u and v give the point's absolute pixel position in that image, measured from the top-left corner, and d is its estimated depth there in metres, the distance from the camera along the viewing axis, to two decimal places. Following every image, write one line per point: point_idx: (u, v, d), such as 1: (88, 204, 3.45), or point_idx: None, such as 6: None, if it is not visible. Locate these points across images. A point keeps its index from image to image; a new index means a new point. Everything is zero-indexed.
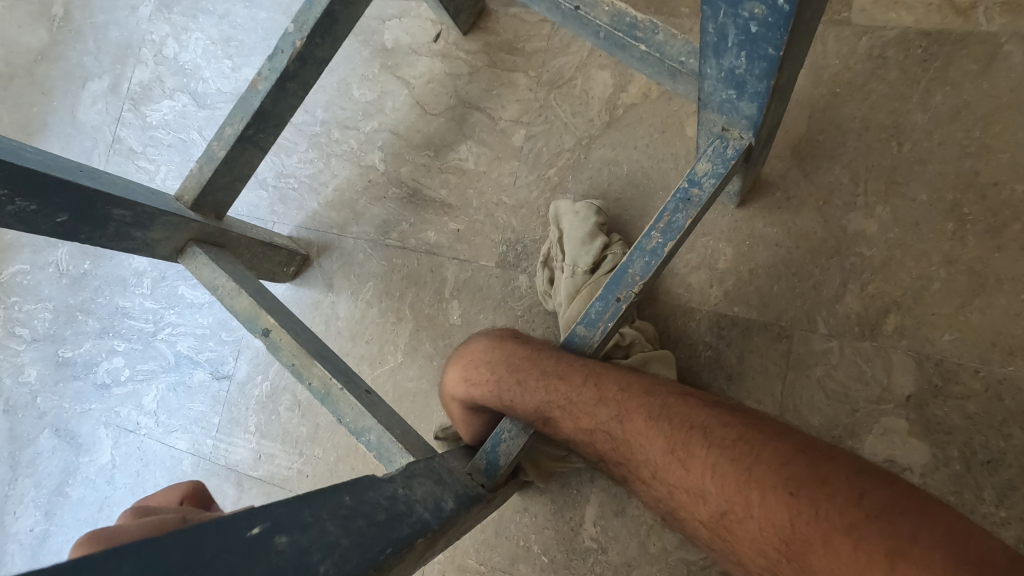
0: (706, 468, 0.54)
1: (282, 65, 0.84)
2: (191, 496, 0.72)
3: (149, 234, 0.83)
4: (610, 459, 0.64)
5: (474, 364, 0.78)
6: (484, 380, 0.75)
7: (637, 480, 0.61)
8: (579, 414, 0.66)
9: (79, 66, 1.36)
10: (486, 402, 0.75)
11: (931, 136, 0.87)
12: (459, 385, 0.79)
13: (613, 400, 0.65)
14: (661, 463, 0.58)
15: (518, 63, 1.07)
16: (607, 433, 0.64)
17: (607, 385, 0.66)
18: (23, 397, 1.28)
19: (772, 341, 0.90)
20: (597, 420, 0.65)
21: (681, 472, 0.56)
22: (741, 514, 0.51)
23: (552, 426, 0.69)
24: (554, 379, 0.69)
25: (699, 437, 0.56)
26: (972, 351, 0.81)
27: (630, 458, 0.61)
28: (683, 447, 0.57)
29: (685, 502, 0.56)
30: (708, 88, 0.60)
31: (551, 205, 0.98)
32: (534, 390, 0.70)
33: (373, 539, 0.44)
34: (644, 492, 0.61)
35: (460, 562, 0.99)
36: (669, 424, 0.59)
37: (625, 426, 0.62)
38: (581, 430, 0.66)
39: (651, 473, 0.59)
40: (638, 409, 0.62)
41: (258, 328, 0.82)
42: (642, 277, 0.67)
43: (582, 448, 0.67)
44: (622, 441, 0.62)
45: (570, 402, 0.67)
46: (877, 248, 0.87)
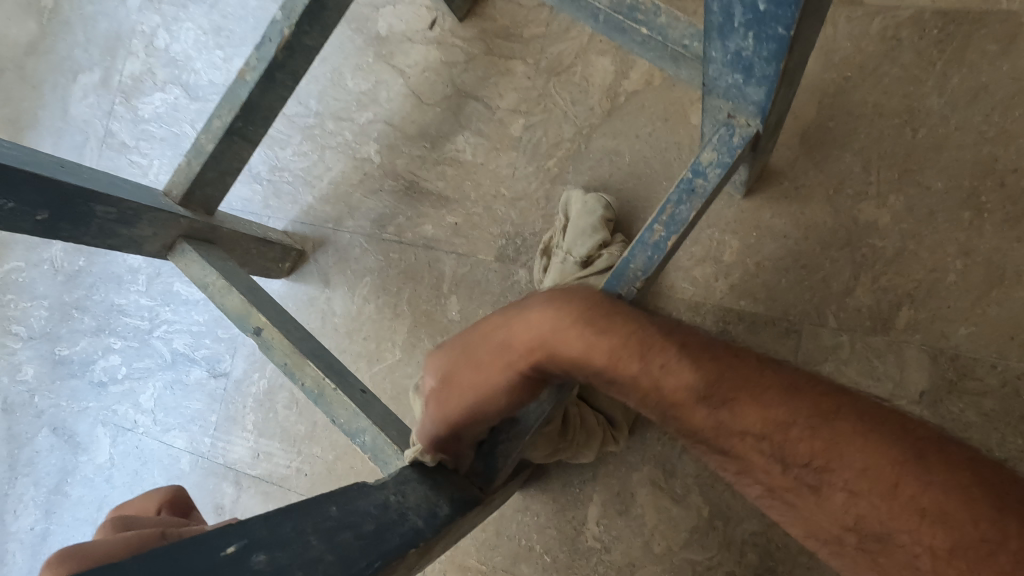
0: (945, 484, 0.41)
1: (269, 54, 0.81)
2: (169, 503, 0.70)
3: (135, 232, 0.81)
4: (794, 465, 0.45)
5: (598, 310, 0.53)
6: (618, 336, 0.51)
7: (827, 491, 0.44)
8: (766, 401, 0.47)
9: (68, 59, 1.33)
10: (606, 361, 0.51)
11: (947, 121, 0.83)
12: (558, 336, 0.53)
13: (807, 388, 0.47)
14: (878, 471, 0.43)
15: (515, 50, 1.03)
16: (803, 430, 0.45)
17: (792, 372, 0.49)
18: (20, 395, 1.27)
19: (781, 335, 0.87)
20: (791, 411, 0.46)
21: (912, 489, 0.42)
22: (990, 547, 0.39)
23: (714, 412, 0.48)
24: (721, 354, 0.50)
25: (930, 447, 0.43)
26: (989, 345, 0.78)
27: (827, 463, 0.44)
28: (914, 460, 0.42)
29: (909, 525, 0.41)
30: (713, 73, 0.57)
31: (565, 193, 0.96)
32: (701, 362, 0.49)
33: (360, 553, 0.42)
34: (827, 504, 0.44)
35: (460, 562, 0.97)
36: (889, 428, 0.44)
37: (830, 422, 0.45)
38: (763, 423, 0.46)
39: (863, 486, 0.43)
40: (844, 405, 0.46)
41: (249, 326, 0.80)
42: (645, 272, 0.63)
43: (742, 446, 0.47)
44: (826, 441, 0.44)
45: (751, 383, 0.48)
46: (891, 238, 0.83)
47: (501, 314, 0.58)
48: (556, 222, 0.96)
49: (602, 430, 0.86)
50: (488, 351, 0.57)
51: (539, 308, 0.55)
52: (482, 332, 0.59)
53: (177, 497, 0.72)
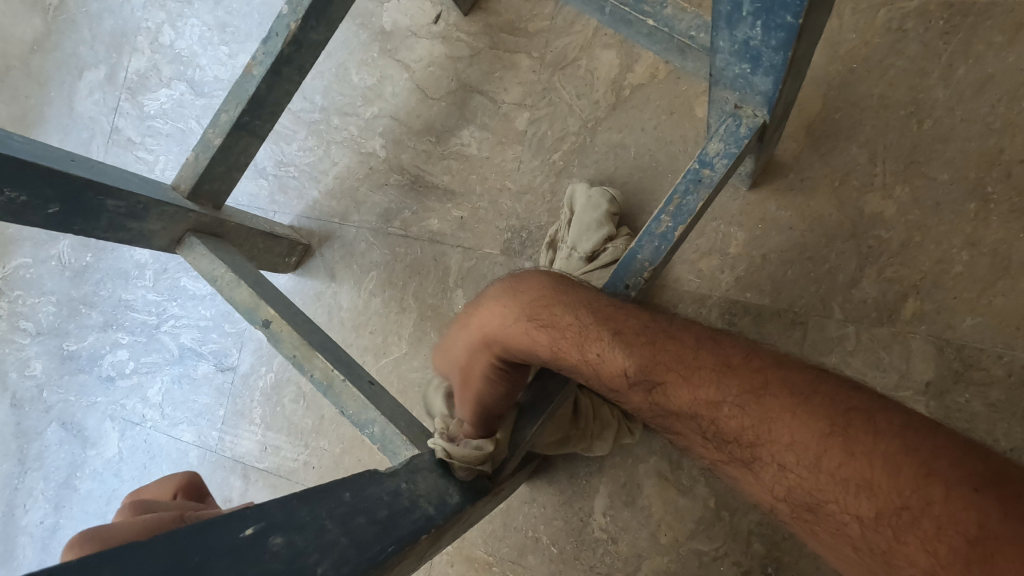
0: (867, 450, 0.38)
1: (276, 49, 0.82)
2: (185, 489, 0.71)
3: (145, 226, 0.82)
4: (727, 441, 0.45)
5: (539, 303, 0.57)
6: (558, 327, 0.55)
7: (758, 466, 0.43)
8: (695, 382, 0.47)
9: (74, 56, 1.34)
10: (550, 352, 0.55)
11: (953, 112, 0.83)
12: (506, 329, 0.58)
13: (739, 364, 0.46)
14: (798, 441, 0.41)
15: (520, 44, 1.04)
16: (730, 407, 0.45)
17: (729, 349, 0.48)
18: (28, 390, 1.28)
19: (786, 327, 0.87)
20: (719, 389, 0.46)
21: (837, 461, 0.39)
22: (915, 513, 0.35)
23: (649, 393, 0.50)
24: (657, 336, 0.51)
25: (858, 417, 0.40)
26: (995, 335, 0.78)
27: (752, 437, 0.43)
28: (840, 430, 0.40)
29: (835, 494, 0.39)
30: (720, 63, 0.57)
31: (569, 187, 0.96)
32: (634, 347, 0.51)
33: (374, 538, 0.42)
34: (759, 477, 0.44)
35: (467, 553, 0.98)
36: (817, 397, 0.42)
37: (754, 397, 0.44)
38: (694, 402, 0.47)
39: (790, 460, 0.41)
40: (775, 377, 0.44)
41: (258, 319, 0.80)
42: (652, 263, 0.64)
43: (681, 425, 0.49)
44: (750, 415, 0.44)
45: (682, 364, 0.49)
46: (896, 230, 0.83)
47: (470, 313, 0.64)
48: (563, 215, 0.95)
49: (617, 421, 0.86)
50: (460, 350, 0.63)
51: (492, 305, 0.60)
52: (455, 333, 0.65)
53: (193, 483, 0.73)
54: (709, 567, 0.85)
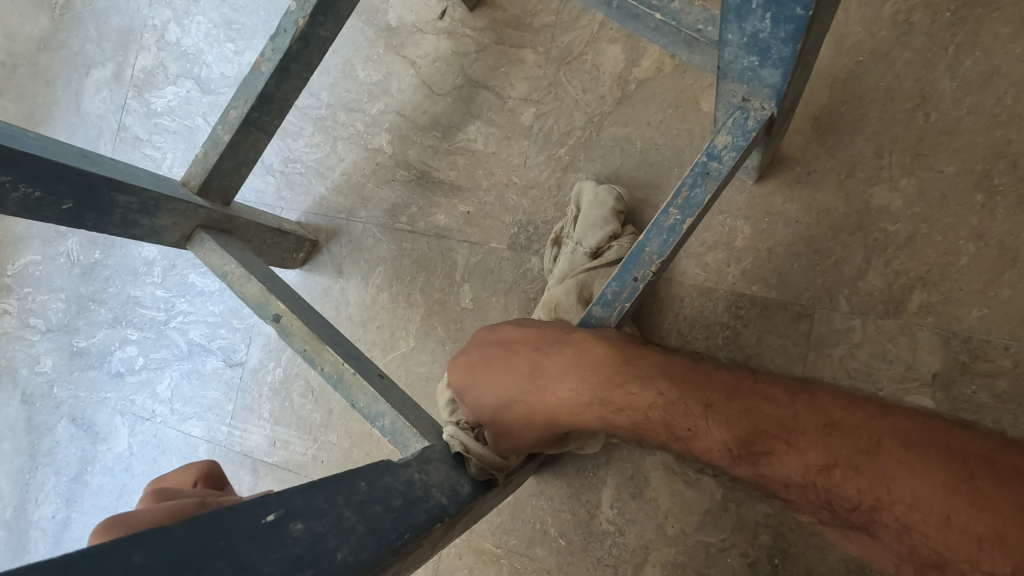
0: (1001, 507, 0.42)
1: (284, 45, 0.82)
2: (206, 477, 0.71)
3: (156, 222, 0.82)
4: (844, 505, 0.48)
5: (612, 383, 0.58)
6: (640, 408, 0.57)
7: (879, 528, 0.47)
8: (802, 447, 0.50)
9: (81, 54, 1.34)
10: (633, 430, 0.58)
11: (960, 105, 0.83)
12: (584, 408, 0.60)
13: (845, 423, 0.50)
14: (925, 501, 0.44)
15: (525, 39, 1.04)
16: (844, 470, 0.48)
17: (827, 403, 0.52)
18: (39, 387, 1.29)
19: (793, 320, 0.87)
20: (829, 452, 0.49)
21: (966, 518, 0.43)
22: None
23: (752, 463, 0.52)
24: (747, 402, 0.54)
25: (981, 471, 0.44)
26: (1002, 327, 0.79)
27: (873, 501, 0.46)
28: (964, 484, 0.43)
29: (968, 554, 0.42)
30: (728, 56, 0.58)
31: (576, 184, 0.97)
32: (728, 419, 0.53)
33: (390, 525, 0.43)
34: (884, 539, 0.47)
35: (476, 545, 0.99)
36: (934, 453, 0.46)
37: (869, 458, 0.47)
38: (804, 468, 0.49)
39: (915, 519, 0.45)
40: (885, 434, 0.48)
41: (268, 313, 0.81)
42: (660, 255, 0.65)
43: (783, 492, 0.51)
44: (867, 477, 0.47)
45: (784, 430, 0.51)
46: (903, 223, 0.84)
47: (523, 372, 0.64)
48: (564, 224, 0.95)
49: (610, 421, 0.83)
50: (510, 413, 0.64)
51: (558, 380, 0.62)
52: (502, 390, 0.65)
53: (212, 472, 0.74)
54: (716, 558, 0.86)
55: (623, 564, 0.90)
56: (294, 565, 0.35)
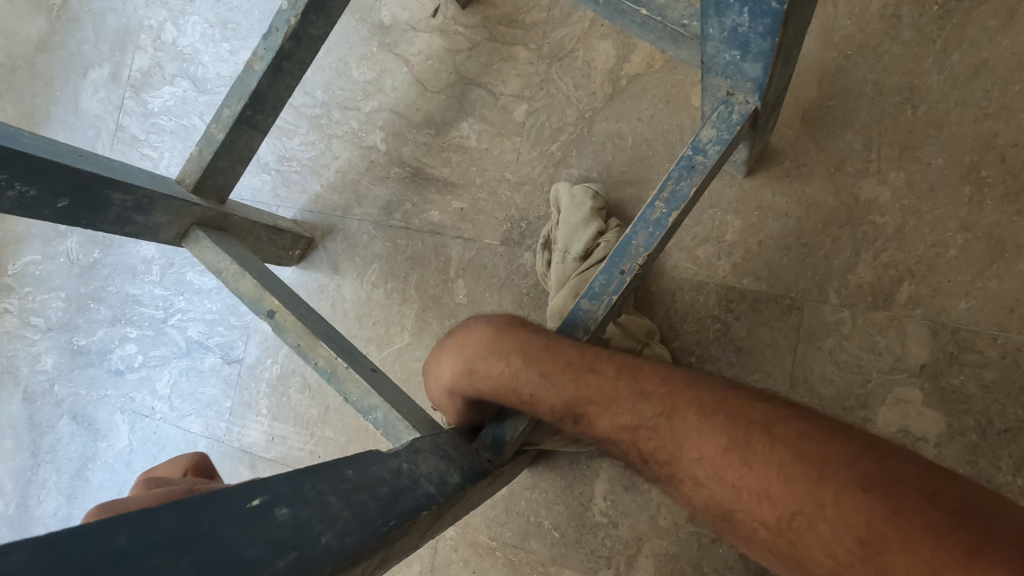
0: (769, 463, 0.47)
1: (276, 44, 0.83)
2: (194, 468, 0.72)
3: (151, 219, 0.83)
4: (648, 459, 0.56)
5: (477, 356, 0.68)
6: (495, 376, 0.66)
7: (680, 481, 0.54)
8: (616, 411, 0.58)
9: (78, 55, 1.35)
10: (495, 396, 0.66)
11: (947, 98, 0.83)
12: (460, 379, 0.69)
13: (656, 393, 0.57)
14: (711, 458, 0.51)
15: (517, 36, 1.04)
16: (648, 431, 0.56)
17: (647, 377, 0.59)
18: (40, 385, 1.31)
19: (783, 312, 0.88)
20: (637, 416, 0.57)
21: (739, 474, 0.49)
22: (810, 517, 0.44)
23: (580, 423, 0.61)
24: (580, 373, 0.62)
25: (759, 434, 0.49)
26: (989, 318, 0.79)
27: (672, 457, 0.54)
28: (741, 445, 0.49)
29: (743, 504, 0.49)
30: (711, 50, 0.59)
31: (552, 188, 0.98)
32: (562, 386, 0.62)
33: (376, 513, 0.44)
34: (687, 491, 0.53)
35: (472, 538, 1.00)
36: (723, 418, 0.52)
37: (669, 422, 0.54)
38: (617, 428, 0.58)
39: (702, 474, 0.51)
40: (688, 402, 0.54)
41: (263, 310, 0.82)
42: (646, 248, 0.65)
43: (614, 449, 0.60)
44: (668, 437, 0.54)
45: (604, 395, 0.60)
46: (892, 215, 0.84)
47: (431, 352, 0.75)
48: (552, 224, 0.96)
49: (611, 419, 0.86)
50: (428, 388, 0.75)
51: (445, 355, 0.71)
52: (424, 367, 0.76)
53: (199, 464, 0.75)
54: (708, 549, 0.87)
55: (616, 556, 0.91)
56: (278, 549, 0.36)
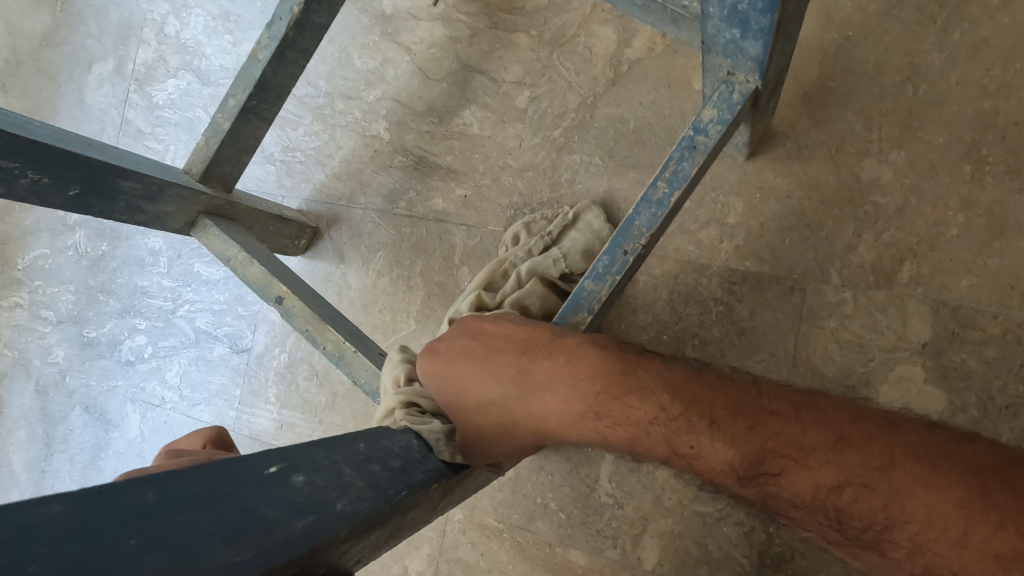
0: (1016, 519, 0.44)
1: (280, 32, 0.84)
2: (212, 441, 0.74)
3: (160, 208, 0.85)
4: (852, 523, 0.50)
5: (607, 397, 0.59)
6: (638, 423, 0.58)
7: (889, 545, 0.49)
8: (813, 467, 0.51)
9: (83, 50, 1.36)
10: (627, 442, 0.59)
11: (948, 76, 0.83)
12: (575, 422, 0.61)
13: (855, 437, 0.51)
14: (941, 516, 0.46)
15: (518, 23, 1.05)
16: (856, 489, 0.49)
17: (835, 418, 0.53)
18: (52, 376, 1.33)
19: (784, 293, 0.89)
20: (843, 471, 0.50)
21: (981, 535, 0.45)
22: None
23: (761, 484, 0.53)
24: (758, 416, 0.54)
25: (995, 482, 0.46)
26: (991, 295, 0.80)
27: (891, 519, 0.48)
28: (981, 499, 0.45)
29: (982, 571, 0.44)
30: (711, 29, 0.60)
31: (588, 201, 0.97)
32: (736, 439, 0.54)
33: (388, 482, 0.46)
34: (897, 555, 0.49)
35: (479, 520, 1.02)
36: (946, 467, 0.48)
37: (885, 477, 0.49)
38: (815, 487, 0.51)
39: (927, 536, 0.47)
40: (898, 448, 0.49)
41: (271, 296, 0.83)
42: (649, 229, 0.66)
43: (798, 514, 0.53)
44: (883, 495, 0.48)
45: (794, 448, 0.52)
46: (893, 195, 0.85)
47: (514, 388, 0.64)
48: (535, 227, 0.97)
49: None
50: (487, 418, 0.64)
51: (547, 389, 0.63)
52: (482, 396, 0.65)
53: (220, 438, 0.76)
54: (713, 527, 0.88)
55: (622, 535, 0.93)
56: (297, 511, 0.37)
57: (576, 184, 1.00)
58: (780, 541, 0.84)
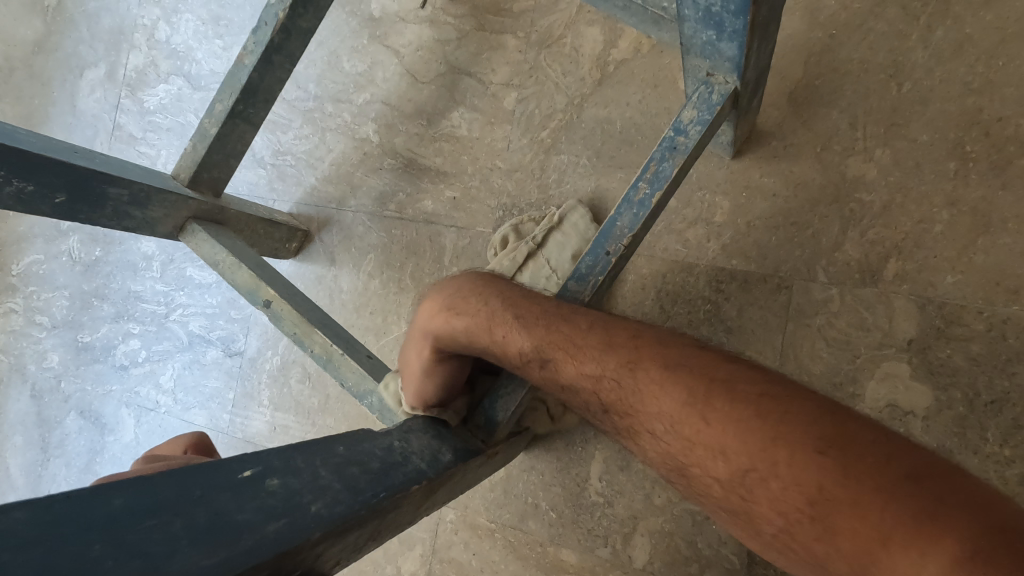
0: (727, 420, 0.44)
1: (266, 37, 0.84)
2: (195, 446, 0.75)
3: (148, 214, 0.85)
4: (610, 412, 0.53)
5: (457, 295, 0.65)
6: (472, 313, 0.62)
7: (638, 435, 0.51)
8: (582, 360, 0.54)
9: (74, 56, 1.37)
10: (462, 335, 0.62)
11: (932, 74, 0.84)
12: (433, 322, 0.64)
13: (625, 342, 0.53)
14: (669, 413, 0.47)
15: (505, 24, 1.05)
16: (611, 382, 0.52)
17: (619, 328, 0.55)
18: (48, 382, 1.34)
19: (772, 292, 0.89)
20: (601, 366, 0.53)
21: (695, 430, 0.46)
22: (764, 475, 0.42)
23: (547, 373, 0.57)
24: (554, 320, 0.58)
25: (722, 386, 0.46)
26: (975, 291, 0.80)
27: (634, 409, 0.50)
28: (702, 400, 0.46)
29: (698, 460, 0.46)
30: (689, 31, 0.60)
31: (573, 200, 0.97)
32: (530, 331, 0.58)
33: (366, 484, 0.46)
34: (646, 446, 0.51)
35: (471, 520, 1.02)
36: (689, 369, 0.48)
37: (633, 373, 0.51)
38: (584, 378, 0.54)
39: (660, 429, 0.48)
40: (655, 353, 0.51)
41: (259, 300, 0.84)
42: (630, 229, 0.66)
43: (578, 400, 0.56)
44: (629, 390, 0.51)
45: (571, 345, 0.56)
46: (879, 193, 0.85)
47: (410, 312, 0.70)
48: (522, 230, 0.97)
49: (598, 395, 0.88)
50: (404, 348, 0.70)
51: (427, 300, 0.67)
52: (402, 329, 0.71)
53: (200, 442, 0.77)
54: (703, 525, 0.88)
55: (613, 534, 0.93)
56: (269, 514, 0.37)
57: (564, 185, 1.00)
58: None
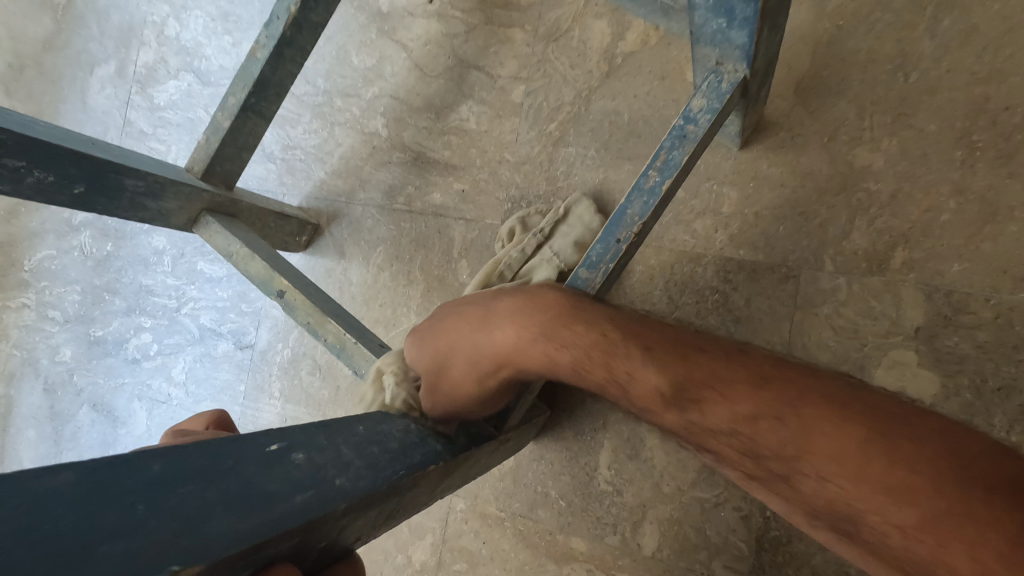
0: (916, 461, 0.41)
1: (278, 31, 0.85)
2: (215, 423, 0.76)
3: (162, 205, 0.86)
4: (765, 455, 0.48)
5: (557, 323, 0.58)
6: (580, 344, 0.56)
7: (798, 480, 0.46)
8: (730, 396, 0.49)
9: (84, 53, 1.38)
10: (566, 368, 0.57)
11: (939, 64, 0.84)
12: (526, 350, 0.59)
13: (775, 377, 0.49)
14: (846, 454, 0.43)
15: (513, 18, 1.06)
16: (768, 421, 0.47)
17: (760, 361, 0.51)
18: (60, 376, 1.35)
19: (780, 281, 0.90)
20: (759, 403, 0.48)
21: (880, 471, 0.42)
22: (959, 521, 0.38)
23: (682, 411, 0.51)
24: (684, 351, 0.53)
25: (898, 425, 0.44)
26: (983, 279, 0.80)
27: (798, 450, 0.46)
28: (880, 439, 0.43)
29: (875, 506, 0.42)
30: (699, 19, 0.63)
31: (580, 194, 0.98)
32: (662, 362, 0.52)
33: (386, 463, 0.47)
34: (804, 489, 0.46)
35: (481, 509, 1.03)
36: (855, 408, 0.45)
37: (799, 411, 0.46)
38: (731, 418, 0.49)
39: (831, 471, 0.44)
40: (814, 389, 0.47)
41: (273, 290, 0.85)
42: (641, 217, 0.67)
43: (718, 441, 0.51)
44: (794, 430, 0.46)
45: (717, 381, 0.50)
46: (886, 182, 0.85)
47: (470, 327, 0.64)
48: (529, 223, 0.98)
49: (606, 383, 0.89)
50: (451, 366, 0.64)
51: (505, 322, 0.61)
52: (447, 343, 0.65)
53: (222, 420, 0.78)
54: (711, 513, 0.89)
55: (622, 523, 0.94)
56: (296, 486, 0.38)
57: (572, 177, 1.01)
58: (777, 525, 0.85)
